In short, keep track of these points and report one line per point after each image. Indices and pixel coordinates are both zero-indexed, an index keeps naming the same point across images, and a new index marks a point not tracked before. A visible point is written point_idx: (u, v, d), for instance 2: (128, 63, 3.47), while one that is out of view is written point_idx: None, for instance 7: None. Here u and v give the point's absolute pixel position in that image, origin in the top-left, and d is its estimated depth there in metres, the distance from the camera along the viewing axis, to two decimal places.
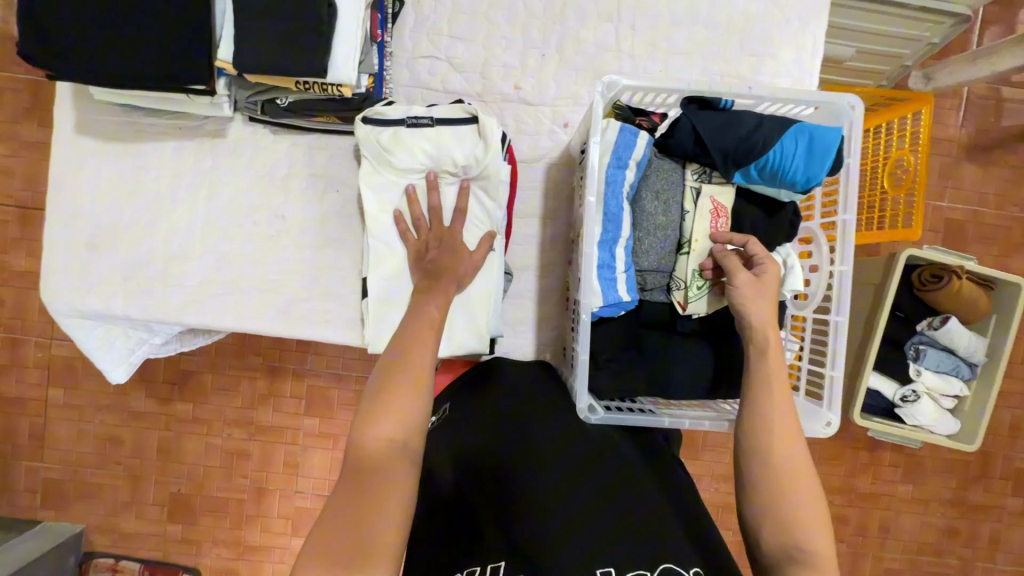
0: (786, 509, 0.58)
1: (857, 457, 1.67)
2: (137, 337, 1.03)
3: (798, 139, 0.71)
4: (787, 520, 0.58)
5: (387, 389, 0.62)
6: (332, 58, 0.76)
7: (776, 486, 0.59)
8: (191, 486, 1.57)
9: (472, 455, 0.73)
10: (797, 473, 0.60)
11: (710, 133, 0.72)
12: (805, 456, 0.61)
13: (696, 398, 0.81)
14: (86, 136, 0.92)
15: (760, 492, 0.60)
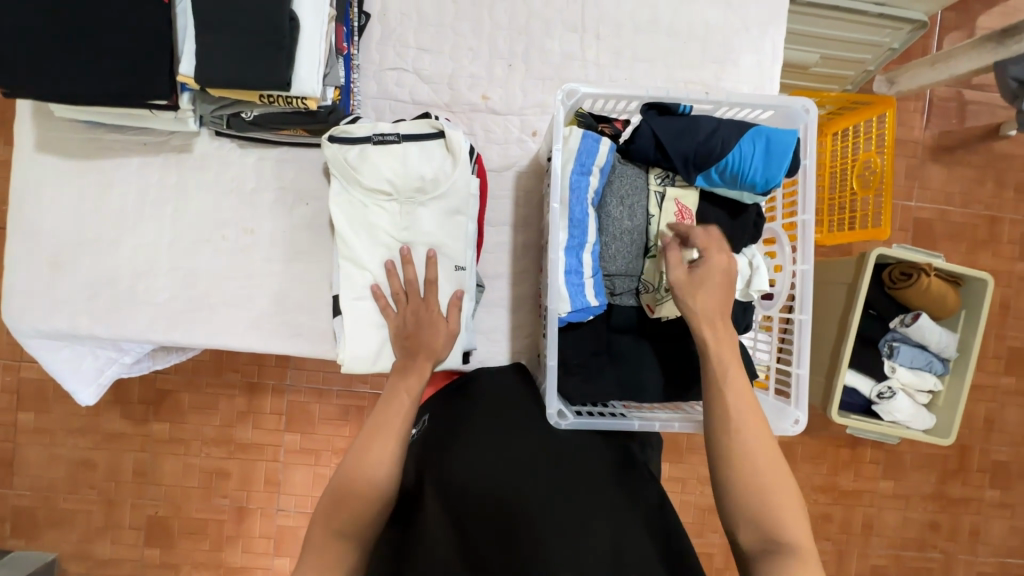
0: (759, 500, 0.62)
1: (839, 455, 1.69)
2: (106, 356, 1.01)
3: (755, 142, 0.73)
4: (762, 509, 0.62)
5: (375, 432, 0.74)
6: (296, 71, 0.77)
7: (748, 480, 0.63)
8: (168, 509, 1.53)
9: (449, 472, 0.76)
10: (765, 464, 0.64)
11: (670, 137, 0.73)
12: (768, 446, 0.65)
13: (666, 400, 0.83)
14: (48, 154, 0.90)
15: (732, 487, 0.64)
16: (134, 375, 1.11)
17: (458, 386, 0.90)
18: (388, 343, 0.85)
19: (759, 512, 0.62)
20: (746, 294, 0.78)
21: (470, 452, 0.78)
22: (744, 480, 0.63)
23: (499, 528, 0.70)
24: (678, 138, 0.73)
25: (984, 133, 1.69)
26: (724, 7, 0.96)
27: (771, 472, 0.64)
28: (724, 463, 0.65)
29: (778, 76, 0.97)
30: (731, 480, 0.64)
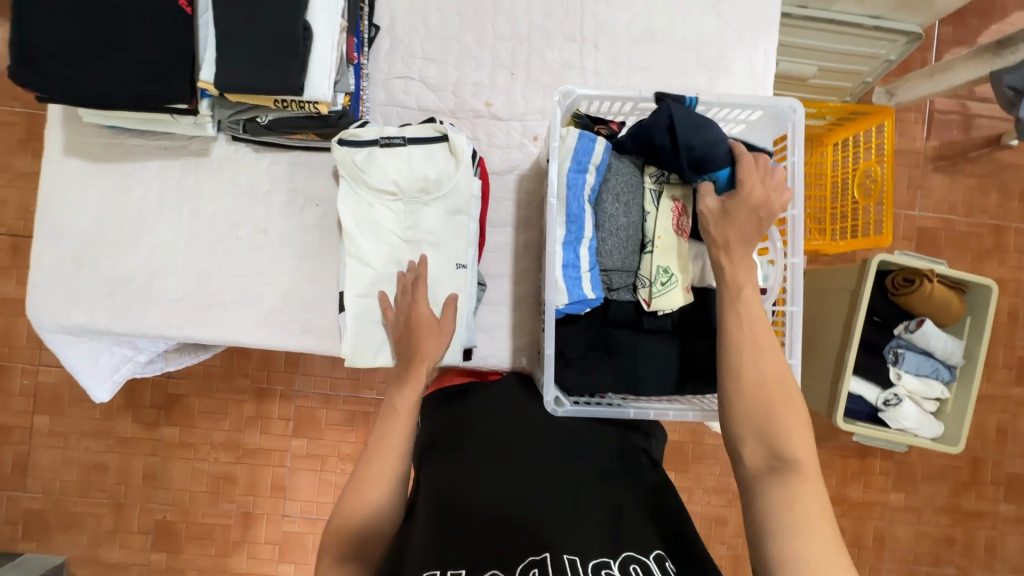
0: (769, 420, 0.65)
1: (847, 466, 1.67)
2: (122, 354, 1.05)
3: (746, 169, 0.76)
4: (770, 427, 0.65)
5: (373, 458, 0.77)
6: (309, 78, 0.81)
7: (759, 400, 0.66)
8: (176, 513, 1.55)
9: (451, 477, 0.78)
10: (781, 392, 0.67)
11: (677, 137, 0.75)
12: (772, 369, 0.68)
13: (662, 393, 0.84)
14: (74, 158, 0.96)
15: (743, 406, 0.67)
16: (148, 374, 1.15)
17: (454, 393, 0.90)
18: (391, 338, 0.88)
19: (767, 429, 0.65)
20: None
21: (463, 459, 0.81)
22: (755, 397, 0.67)
23: (498, 515, 0.73)
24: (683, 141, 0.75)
25: (986, 144, 1.71)
26: (717, 18, 1.00)
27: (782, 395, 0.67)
28: (738, 381, 0.68)
29: (771, 83, 1.01)
30: (744, 399, 0.67)
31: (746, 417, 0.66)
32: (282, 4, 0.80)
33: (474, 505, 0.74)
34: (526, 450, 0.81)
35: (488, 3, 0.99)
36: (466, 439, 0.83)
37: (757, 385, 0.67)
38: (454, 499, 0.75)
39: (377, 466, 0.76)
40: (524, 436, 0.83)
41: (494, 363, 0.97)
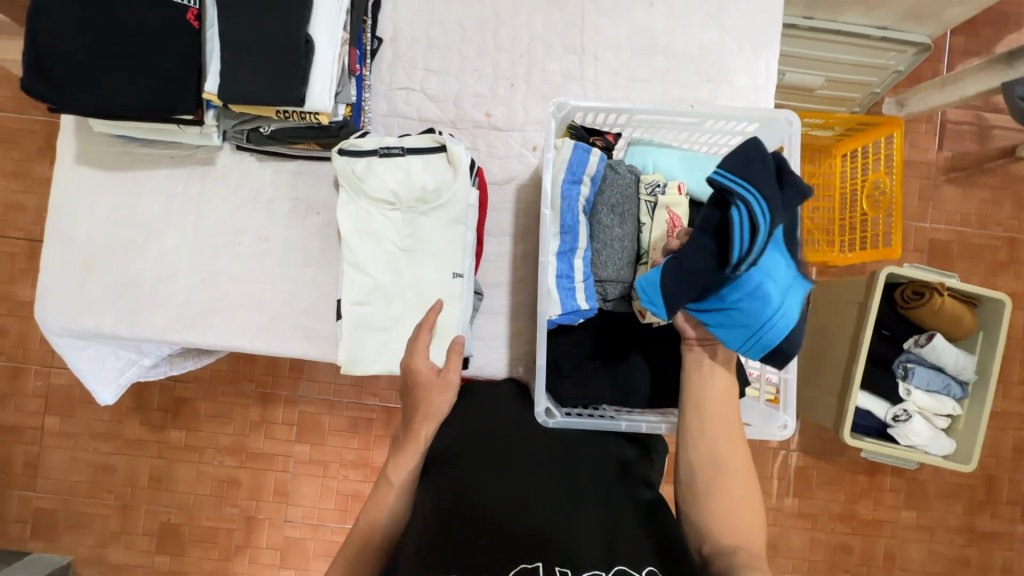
0: (718, 509, 0.69)
1: (857, 483, 1.63)
2: (127, 357, 1.07)
3: (753, 277, 0.68)
4: (723, 517, 0.68)
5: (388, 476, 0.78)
6: (310, 89, 0.83)
7: (716, 489, 0.69)
8: (181, 516, 1.56)
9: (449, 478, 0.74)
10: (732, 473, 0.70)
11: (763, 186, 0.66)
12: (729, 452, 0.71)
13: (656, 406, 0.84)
14: (85, 166, 0.98)
15: (699, 497, 0.70)
16: (154, 378, 1.17)
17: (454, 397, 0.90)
18: (387, 346, 0.89)
19: (719, 519, 0.68)
20: None
21: (463, 467, 0.75)
22: (710, 487, 0.70)
23: (493, 531, 0.67)
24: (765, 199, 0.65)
25: (1000, 155, 1.68)
26: (718, 29, 1.00)
27: (736, 479, 0.70)
28: (694, 469, 0.71)
29: (773, 94, 1.00)
30: (698, 493, 0.70)
31: (702, 509, 0.69)
32: (285, 18, 0.82)
33: (467, 518, 0.68)
34: (524, 464, 0.76)
35: (490, 16, 1.00)
36: (460, 452, 0.78)
37: (712, 473, 0.70)
38: (451, 502, 0.71)
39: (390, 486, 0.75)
40: (523, 451, 0.78)
41: (490, 372, 0.97)
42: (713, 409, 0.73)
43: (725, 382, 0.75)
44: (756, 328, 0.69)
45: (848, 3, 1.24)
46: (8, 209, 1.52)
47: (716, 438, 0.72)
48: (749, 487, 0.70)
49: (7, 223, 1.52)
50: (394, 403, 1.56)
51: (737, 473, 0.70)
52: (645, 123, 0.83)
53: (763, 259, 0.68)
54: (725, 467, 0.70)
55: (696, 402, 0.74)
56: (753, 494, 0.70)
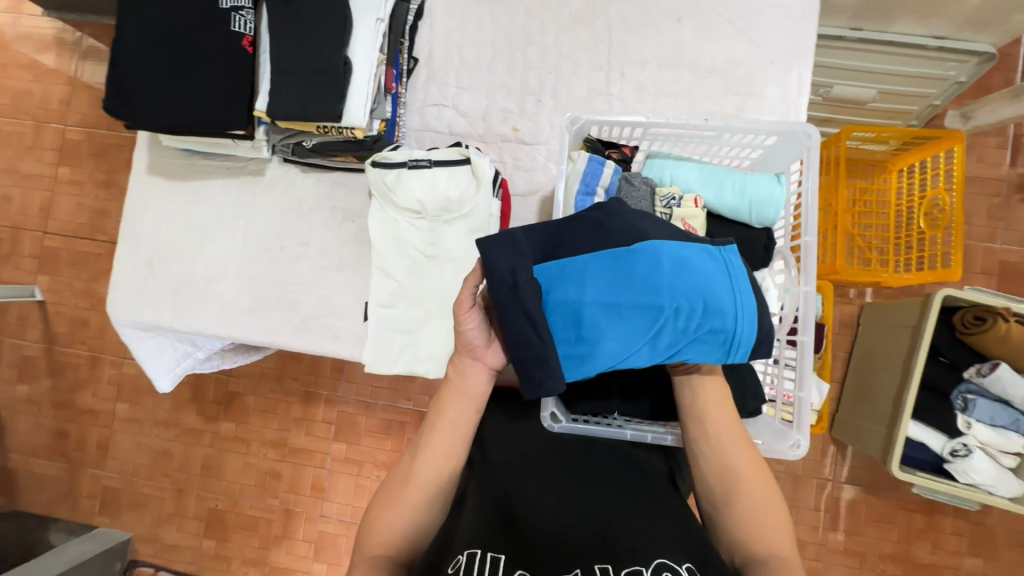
0: (747, 517, 0.64)
1: (911, 522, 1.51)
2: (183, 349, 1.16)
3: (695, 299, 0.65)
4: (755, 525, 0.64)
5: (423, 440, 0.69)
6: (347, 105, 0.90)
7: (740, 498, 0.66)
8: (227, 503, 1.67)
9: (492, 474, 0.72)
10: (745, 480, 0.67)
11: (599, 242, 0.67)
12: (739, 456, 0.68)
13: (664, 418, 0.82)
14: (155, 175, 1.10)
15: (723, 509, 0.66)
16: (206, 371, 1.26)
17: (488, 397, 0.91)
18: (409, 348, 0.94)
19: (751, 530, 0.64)
20: None
21: (507, 466, 0.73)
22: (731, 496, 0.66)
23: (538, 530, 0.63)
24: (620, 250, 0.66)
25: None
26: (748, 43, 1.00)
27: (758, 483, 0.66)
28: (710, 481, 0.68)
29: (805, 107, 0.98)
30: (718, 509, 0.67)
31: (727, 521, 0.65)
32: (328, 43, 0.89)
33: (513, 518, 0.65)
34: (560, 467, 0.73)
35: (520, 36, 1.05)
36: (491, 457, 0.75)
37: (729, 482, 0.67)
38: (497, 498, 0.68)
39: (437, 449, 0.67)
40: (558, 457, 0.75)
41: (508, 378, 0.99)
42: (715, 417, 0.71)
43: (719, 390, 0.72)
44: (729, 337, 0.65)
45: (898, 13, 1.18)
46: (97, 214, 1.71)
47: (725, 445, 0.69)
48: (774, 491, 0.66)
49: (95, 228, 1.71)
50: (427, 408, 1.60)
51: (757, 476, 0.67)
52: (661, 136, 0.83)
53: (704, 273, 0.66)
54: (742, 474, 0.67)
55: (694, 414, 0.72)
56: (779, 499, 0.66)
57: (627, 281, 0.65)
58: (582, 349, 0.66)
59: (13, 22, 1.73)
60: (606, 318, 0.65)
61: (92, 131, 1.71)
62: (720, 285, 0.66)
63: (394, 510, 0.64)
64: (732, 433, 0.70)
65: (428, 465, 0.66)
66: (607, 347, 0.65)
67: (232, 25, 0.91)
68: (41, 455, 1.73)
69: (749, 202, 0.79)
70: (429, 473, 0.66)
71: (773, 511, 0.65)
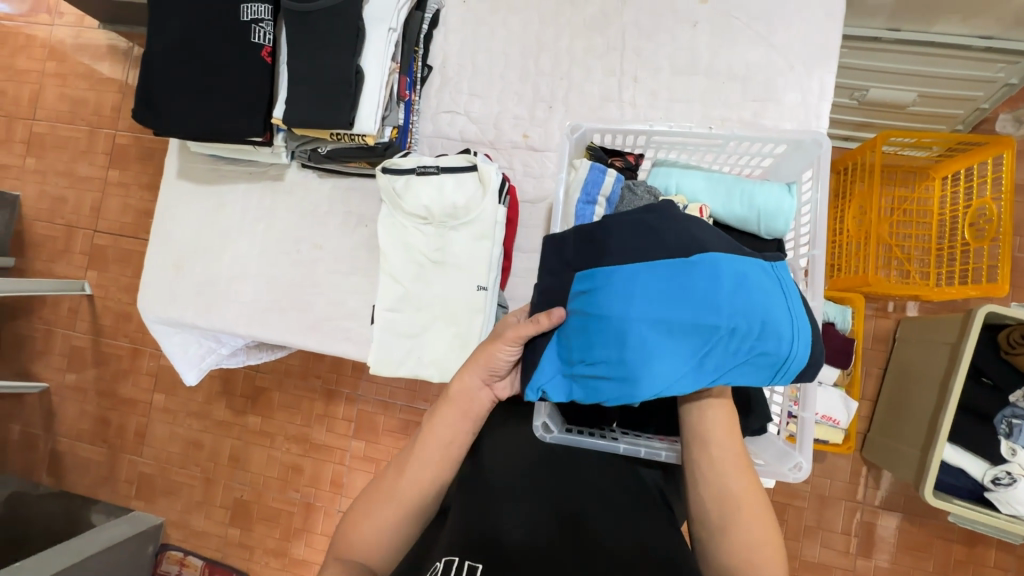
0: (741, 546, 0.61)
1: (948, 553, 1.42)
2: (208, 346, 1.21)
3: (751, 320, 0.59)
4: (747, 556, 0.60)
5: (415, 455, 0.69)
6: (358, 113, 0.93)
7: (731, 524, 0.62)
8: (252, 494, 1.73)
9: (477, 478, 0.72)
10: (739, 507, 0.63)
11: (652, 252, 0.64)
12: (739, 482, 0.64)
13: (659, 432, 0.79)
14: (183, 180, 1.16)
15: (716, 538, 0.62)
16: (232, 366, 1.30)
17: None
18: (413, 352, 0.95)
19: (741, 561, 0.60)
20: None
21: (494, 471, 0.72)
22: (726, 524, 0.62)
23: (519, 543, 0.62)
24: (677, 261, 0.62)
25: None
26: (766, 47, 0.96)
27: (755, 514, 0.62)
28: (708, 506, 0.64)
29: (827, 112, 0.94)
30: (708, 534, 0.63)
31: (716, 549, 0.62)
32: (340, 53, 0.92)
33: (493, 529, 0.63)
34: (548, 477, 0.72)
35: (533, 43, 1.05)
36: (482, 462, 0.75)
37: (727, 509, 0.63)
38: (479, 503, 0.67)
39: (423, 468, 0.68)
40: (545, 469, 0.73)
41: None
42: (721, 440, 0.66)
43: (726, 411, 0.68)
44: (780, 364, 0.61)
45: (940, 13, 1.10)
46: (142, 215, 1.81)
47: (724, 467, 0.65)
48: (770, 523, 0.62)
49: (139, 227, 1.81)
50: None
51: (754, 506, 0.63)
52: (667, 144, 0.82)
53: (763, 292, 0.61)
54: (740, 503, 0.63)
55: (697, 432, 0.67)
56: (775, 530, 0.63)
57: (679, 296, 0.61)
58: (625, 369, 0.61)
59: (74, 34, 1.85)
60: (655, 335, 0.60)
61: (138, 136, 1.82)
62: (780, 306, 0.61)
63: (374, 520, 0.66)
64: (734, 453, 0.66)
65: (414, 481, 0.67)
66: (655, 368, 0.60)
67: (253, 37, 0.95)
68: (84, 440, 1.84)
69: (757, 212, 0.77)
70: (414, 490, 0.67)
71: (767, 545, 0.61)
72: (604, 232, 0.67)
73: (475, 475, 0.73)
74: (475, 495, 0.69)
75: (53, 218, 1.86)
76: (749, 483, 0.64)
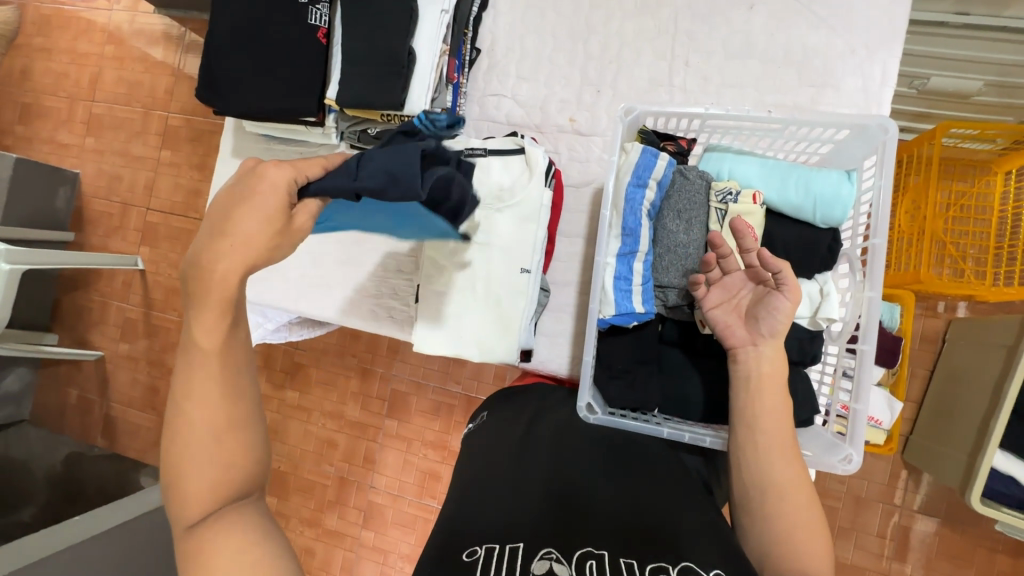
0: (787, 532, 0.60)
1: (991, 563, 1.37)
2: (255, 320, 1.24)
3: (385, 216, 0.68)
4: (792, 541, 0.60)
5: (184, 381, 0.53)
6: (409, 95, 0.94)
7: (775, 510, 0.62)
8: (288, 465, 1.78)
9: (508, 458, 0.70)
10: (782, 497, 0.62)
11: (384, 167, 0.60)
12: (792, 471, 0.63)
13: (697, 419, 0.80)
14: (237, 158, 1.20)
15: (759, 523, 0.62)
16: (276, 341, 1.32)
17: (512, 391, 0.93)
18: (455, 332, 0.96)
19: (784, 544, 0.60)
20: (812, 321, 0.76)
21: (529, 457, 0.70)
22: (770, 509, 0.62)
23: (556, 509, 0.60)
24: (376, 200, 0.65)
25: None
26: (826, 31, 0.93)
27: (801, 500, 0.62)
28: (749, 490, 0.64)
29: (889, 99, 0.91)
30: (750, 519, 0.63)
31: (759, 534, 0.62)
32: (393, 35, 0.93)
33: (528, 503, 0.61)
34: (587, 463, 0.70)
35: (582, 26, 1.04)
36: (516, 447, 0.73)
37: (772, 494, 0.62)
38: (512, 483, 0.65)
39: (195, 381, 0.53)
40: (584, 448, 0.74)
41: (552, 367, 1.01)
42: (769, 427, 0.65)
43: (778, 398, 0.66)
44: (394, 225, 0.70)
45: None
46: (191, 194, 1.89)
47: (772, 455, 0.64)
48: (816, 511, 0.62)
49: (189, 206, 1.89)
50: (475, 393, 1.64)
51: (801, 495, 0.62)
52: (721, 128, 0.81)
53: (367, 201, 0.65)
54: (786, 490, 0.62)
55: (745, 417, 0.67)
56: (821, 521, 0.62)
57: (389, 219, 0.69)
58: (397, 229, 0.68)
59: (131, 19, 1.93)
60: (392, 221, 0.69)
61: (190, 117, 1.89)
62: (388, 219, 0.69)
63: (196, 460, 0.53)
64: (790, 444, 0.65)
65: (203, 406, 0.53)
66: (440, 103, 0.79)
67: (310, 18, 0.98)
68: (136, 407, 1.94)
69: (814, 200, 0.75)
70: (207, 415, 0.53)
71: (813, 531, 0.61)
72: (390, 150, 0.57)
73: (500, 458, 0.71)
74: (506, 477, 0.66)
75: (109, 195, 1.95)
76: (798, 471, 0.63)
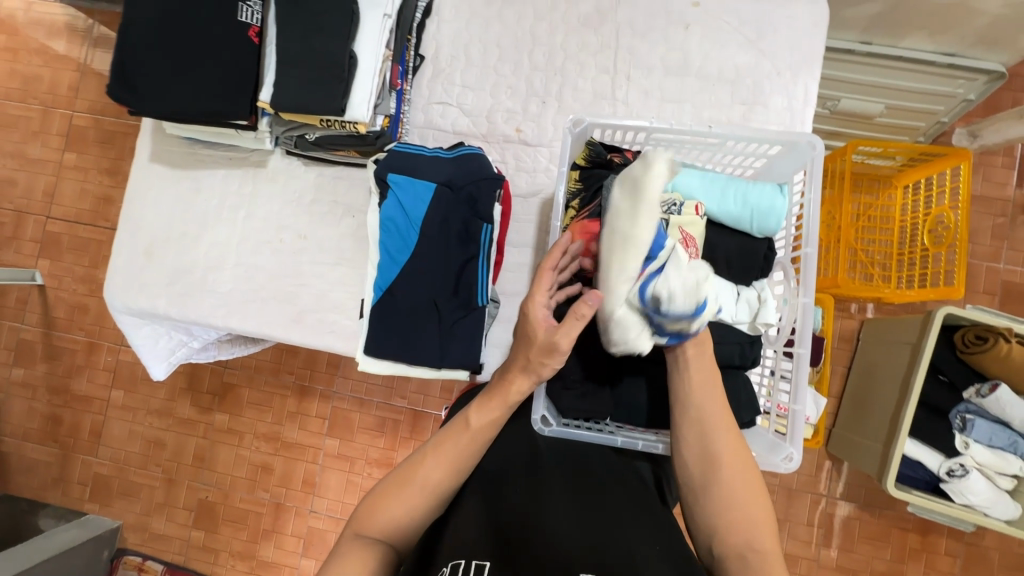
0: (725, 501, 0.63)
1: (905, 542, 1.49)
2: (178, 339, 1.14)
3: (394, 221, 0.92)
4: (734, 518, 0.62)
5: (439, 440, 0.69)
6: (351, 99, 0.90)
7: (717, 484, 0.64)
8: (218, 495, 1.63)
9: (495, 470, 0.73)
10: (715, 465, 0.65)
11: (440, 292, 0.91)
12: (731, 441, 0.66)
13: (645, 425, 0.83)
14: (157, 163, 1.11)
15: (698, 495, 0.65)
16: (202, 361, 1.22)
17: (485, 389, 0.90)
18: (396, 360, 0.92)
19: (736, 522, 0.62)
20: (753, 327, 0.80)
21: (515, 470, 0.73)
22: (709, 482, 0.65)
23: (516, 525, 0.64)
24: (410, 237, 0.91)
25: None
26: (755, 52, 0.99)
27: (736, 466, 0.65)
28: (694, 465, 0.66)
29: (811, 118, 0.98)
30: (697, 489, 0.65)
31: (707, 507, 0.64)
32: (334, 36, 0.89)
33: (495, 518, 0.66)
34: (551, 477, 0.72)
35: (527, 37, 1.04)
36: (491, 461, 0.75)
37: (710, 468, 0.65)
38: (494, 497, 0.69)
39: (445, 443, 0.69)
40: (560, 462, 0.75)
41: None
42: (701, 398, 0.68)
43: (708, 372, 0.69)
44: (391, 215, 0.92)
45: (909, 27, 1.12)
46: (100, 201, 1.71)
47: (709, 427, 0.67)
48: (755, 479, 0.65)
49: (97, 214, 1.71)
50: (421, 407, 1.57)
51: (737, 461, 0.66)
52: (664, 142, 0.84)
53: (406, 204, 0.91)
54: (723, 459, 0.65)
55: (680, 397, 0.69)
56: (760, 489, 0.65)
57: (394, 225, 0.92)
58: (386, 220, 0.92)
59: (26, 7, 1.74)
60: (394, 211, 0.91)
61: (98, 117, 1.71)
62: (400, 210, 0.92)
63: (394, 504, 0.65)
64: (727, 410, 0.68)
65: (434, 467, 0.67)
66: (425, 170, 0.92)
67: (239, 16, 0.92)
68: (33, 440, 1.71)
69: (750, 211, 0.79)
70: (439, 473, 0.67)
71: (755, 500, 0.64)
72: (462, 331, 0.90)
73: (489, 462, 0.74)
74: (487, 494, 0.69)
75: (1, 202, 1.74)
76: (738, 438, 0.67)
